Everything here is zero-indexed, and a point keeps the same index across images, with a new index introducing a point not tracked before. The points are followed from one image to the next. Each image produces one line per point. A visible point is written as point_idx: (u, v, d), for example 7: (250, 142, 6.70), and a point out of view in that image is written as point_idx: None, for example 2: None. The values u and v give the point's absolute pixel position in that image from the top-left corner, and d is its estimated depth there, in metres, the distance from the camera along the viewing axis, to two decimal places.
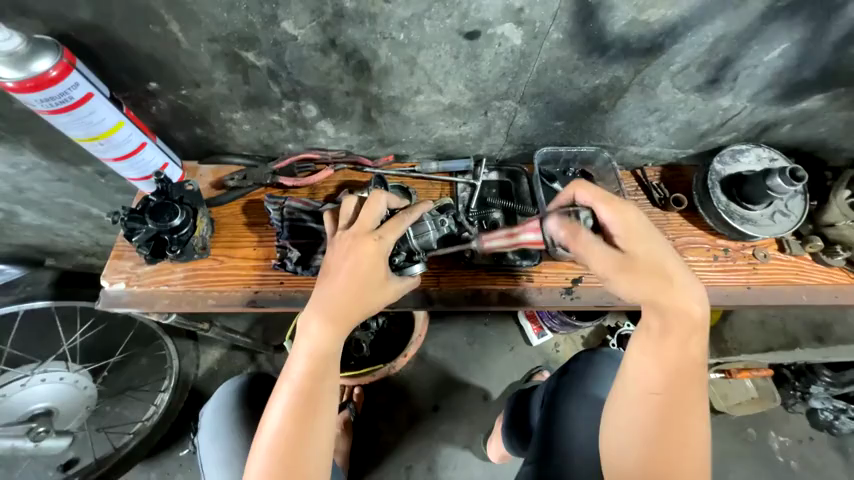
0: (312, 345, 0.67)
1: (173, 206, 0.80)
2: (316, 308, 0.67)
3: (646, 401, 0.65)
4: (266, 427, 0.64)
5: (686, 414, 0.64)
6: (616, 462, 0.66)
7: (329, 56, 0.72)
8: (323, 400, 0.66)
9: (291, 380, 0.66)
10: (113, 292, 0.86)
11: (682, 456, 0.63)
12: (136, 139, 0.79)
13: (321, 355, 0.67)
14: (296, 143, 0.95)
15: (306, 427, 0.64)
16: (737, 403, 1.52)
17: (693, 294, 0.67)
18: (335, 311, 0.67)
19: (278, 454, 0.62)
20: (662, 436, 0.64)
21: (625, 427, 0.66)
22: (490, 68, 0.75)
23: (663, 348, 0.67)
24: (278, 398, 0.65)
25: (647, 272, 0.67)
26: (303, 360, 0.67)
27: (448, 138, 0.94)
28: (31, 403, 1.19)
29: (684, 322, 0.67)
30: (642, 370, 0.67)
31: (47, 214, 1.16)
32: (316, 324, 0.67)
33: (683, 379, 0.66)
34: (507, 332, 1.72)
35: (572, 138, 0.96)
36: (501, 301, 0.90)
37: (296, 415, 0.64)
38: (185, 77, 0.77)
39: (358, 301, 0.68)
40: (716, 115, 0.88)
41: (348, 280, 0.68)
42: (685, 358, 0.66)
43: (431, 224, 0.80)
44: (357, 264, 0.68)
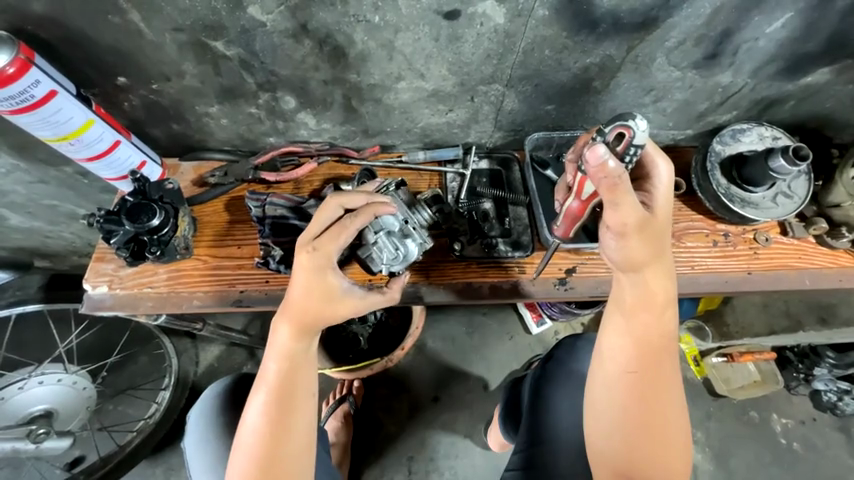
0: (283, 349, 0.65)
1: (151, 206, 0.78)
2: (284, 312, 0.65)
3: (625, 388, 0.64)
4: (245, 429, 0.64)
5: (666, 395, 0.64)
6: (601, 450, 0.65)
7: (302, 43, 0.68)
8: (301, 395, 0.65)
9: (264, 384, 0.65)
10: (97, 295, 0.84)
11: (662, 435, 0.63)
12: (109, 137, 0.76)
13: (293, 354, 0.65)
14: (277, 137, 0.92)
15: (283, 429, 0.64)
16: (740, 387, 1.52)
17: (663, 269, 0.65)
18: (303, 317, 0.64)
19: (258, 453, 0.63)
20: (640, 415, 0.64)
21: (604, 416, 0.65)
22: (473, 50, 0.70)
23: (637, 325, 0.65)
24: (253, 400, 0.65)
25: (650, 232, 0.61)
26: (274, 363, 0.65)
27: (434, 126, 0.90)
28: (31, 405, 1.21)
29: (652, 302, 0.65)
30: (619, 349, 0.65)
31: (34, 216, 1.15)
32: (284, 327, 0.65)
33: (657, 359, 0.65)
34: (505, 321, 1.72)
35: (564, 122, 0.91)
36: (493, 294, 0.87)
37: (272, 414, 0.64)
38: (154, 71, 0.73)
39: (319, 307, 0.64)
40: (716, 93, 0.84)
41: (303, 286, 0.63)
42: (659, 336, 0.65)
43: (399, 246, 0.76)
44: (301, 271, 0.63)
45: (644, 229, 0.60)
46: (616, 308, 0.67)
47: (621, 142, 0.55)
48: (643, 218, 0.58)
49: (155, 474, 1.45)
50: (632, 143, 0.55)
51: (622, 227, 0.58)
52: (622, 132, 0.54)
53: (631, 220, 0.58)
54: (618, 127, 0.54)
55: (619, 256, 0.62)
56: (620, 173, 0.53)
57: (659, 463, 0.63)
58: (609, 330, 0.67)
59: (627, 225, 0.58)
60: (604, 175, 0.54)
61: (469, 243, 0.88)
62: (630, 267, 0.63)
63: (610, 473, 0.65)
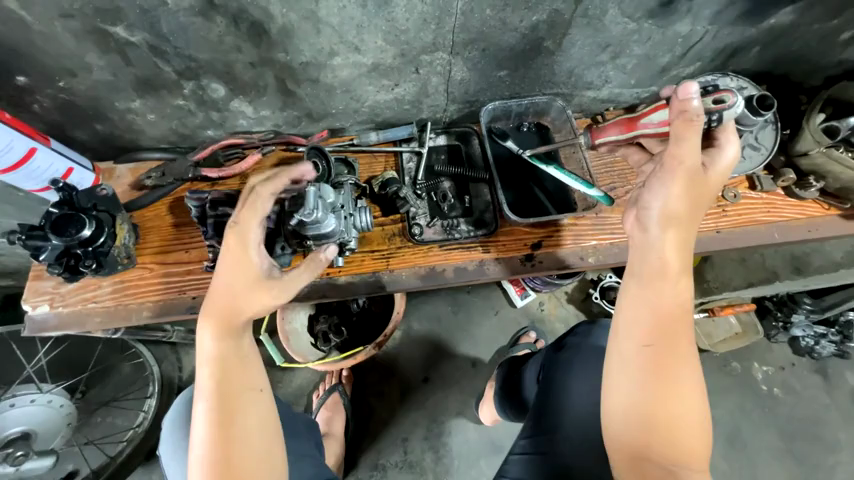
0: (212, 351, 0.63)
1: (79, 217, 0.72)
2: (208, 314, 0.63)
3: (644, 361, 0.59)
4: (194, 443, 0.61)
5: (685, 369, 0.58)
6: (619, 426, 0.59)
7: (214, 21, 0.61)
8: (242, 396, 0.63)
9: (202, 393, 0.62)
10: (39, 316, 0.79)
11: (681, 411, 0.57)
12: (21, 145, 0.69)
13: (222, 358, 0.63)
14: (216, 129, 0.85)
15: (231, 434, 0.61)
16: (721, 340, 1.56)
17: (687, 234, 0.61)
18: (227, 310, 0.63)
19: (212, 465, 0.59)
20: (662, 389, 0.58)
21: (620, 393, 0.59)
22: (407, 15, 0.64)
23: (652, 294, 0.60)
24: (195, 413, 0.61)
25: (697, 188, 0.60)
26: (207, 369, 0.63)
27: (383, 104, 0.84)
28: (6, 427, 1.18)
29: (659, 271, 0.61)
30: (635, 318, 0.61)
31: None
32: (207, 330, 0.63)
33: (678, 330, 0.59)
34: (490, 297, 1.72)
35: (521, 88, 0.86)
36: (459, 276, 0.83)
37: (215, 423, 0.60)
38: (55, 66, 0.65)
39: (243, 295, 0.63)
40: (677, 44, 0.78)
41: (228, 274, 0.63)
42: (679, 306, 0.60)
43: (321, 210, 0.67)
44: (227, 260, 0.63)
45: (691, 180, 0.59)
46: (631, 279, 0.62)
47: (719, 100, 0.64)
48: (696, 168, 0.59)
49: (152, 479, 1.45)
50: (721, 111, 0.63)
51: (681, 162, 0.58)
52: (726, 98, 0.64)
53: (689, 162, 0.58)
54: (726, 93, 0.64)
55: (676, 204, 0.60)
56: (701, 112, 0.56)
57: (681, 441, 0.57)
58: (626, 298, 0.62)
59: (684, 166, 0.58)
60: (681, 110, 0.56)
61: (429, 225, 0.85)
62: (666, 222, 0.60)
63: (631, 453, 0.57)
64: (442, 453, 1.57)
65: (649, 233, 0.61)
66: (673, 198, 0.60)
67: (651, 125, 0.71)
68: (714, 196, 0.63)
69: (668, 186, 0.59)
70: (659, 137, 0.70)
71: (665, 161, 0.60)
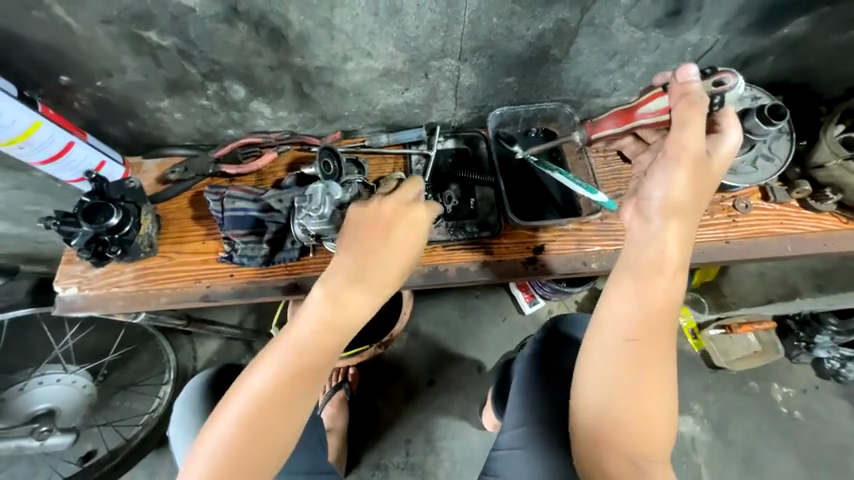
0: (325, 323, 0.62)
1: (108, 206, 0.78)
2: (342, 280, 0.63)
3: (627, 352, 0.59)
4: (235, 405, 0.59)
5: (662, 364, 0.60)
6: (593, 413, 0.59)
7: (236, 27, 0.66)
8: (302, 394, 0.60)
9: (283, 360, 0.61)
10: (68, 297, 0.85)
11: (652, 406, 0.59)
12: (60, 139, 0.76)
13: (331, 335, 0.62)
14: (236, 129, 0.90)
15: (285, 419, 0.60)
16: (738, 358, 1.51)
17: (685, 230, 0.61)
18: (365, 288, 0.63)
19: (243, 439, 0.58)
20: (638, 383, 0.58)
21: (599, 381, 0.59)
22: (416, 23, 0.67)
23: (644, 288, 0.60)
24: (263, 369, 0.60)
25: (700, 177, 0.60)
26: (309, 338, 0.62)
27: (394, 108, 0.88)
28: (35, 402, 1.26)
29: (656, 265, 0.60)
30: (626, 310, 0.60)
31: (19, 223, 1.18)
32: (336, 300, 0.62)
33: (661, 325, 0.60)
34: (498, 302, 1.72)
35: (529, 94, 0.87)
36: (461, 277, 0.85)
37: (277, 402, 0.59)
38: (94, 67, 0.71)
39: (382, 282, 0.64)
40: (687, 53, 0.78)
41: (379, 261, 0.63)
42: (668, 304, 0.60)
43: (328, 205, 0.72)
44: (400, 241, 0.64)
45: (696, 169, 0.60)
46: (625, 269, 0.62)
47: (720, 81, 0.62)
48: (699, 153, 0.60)
49: (163, 463, 1.50)
50: (725, 92, 0.62)
51: (680, 146, 0.60)
52: (725, 79, 0.62)
53: (691, 148, 0.60)
54: (725, 73, 0.62)
55: (683, 188, 0.60)
56: (702, 94, 0.60)
57: (649, 434, 0.58)
58: (618, 289, 0.61)
59: (686, 150, 0.59)
60: (683, 92, 0.62)
61: (433, 225, 0.87)
62: (668, 213, 0.60)
63: (601, 439, 0.59)
64: (444, 457, 1.57)
65: (648, 223, 0.61)
66: (678, 185, 0.60)
67: (649, 115, 0.68)
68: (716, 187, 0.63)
69: (666, 171, 0.60)
70: (658, 125, 0.67)
71: (668, 147, 0.61)
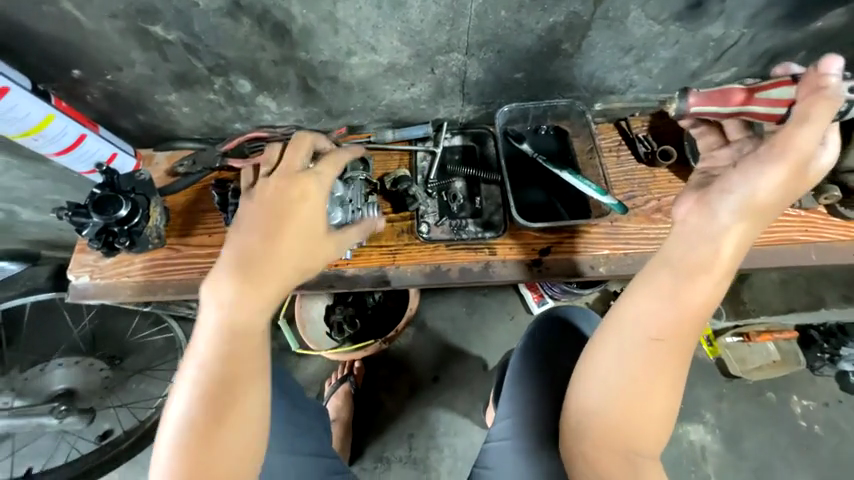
0: (225, 311, 0.62)
1: (117, 198, 0.79)
2: (230, 263, 0.63)
3: (648, 349, 0.57)
4: (171, 414, 0.60)
5: (681, 363, 0.58)
6: (597, 407, 0.58)
7: (240, 22, 0.65)
8: (245, 381, 0.61)
9: (197, 358, 0.61)
10: (80, 285, 0.87)
11: (658, 410, 0.57)
12: (73, 131, 0.78)
13: (234, 323, 0.62)
14: (243, 123, 0.91)
15: (219, 420, 0.59)
16: (756, 367, 1.45)
17: (747, 233, 0.57)
18: (248, 264, 0.62)
19: (186, 446, 0.58)
20: (650, 384, 0.57)
21: (609, 376, 0.58)
22: (422, 16, 0.65)
23: (681, 290, 0.57)
24: (185, 375, 0.61)
25: (791, 180, 0.55)
26: (209, 333, 0.62)
27: (400, 103, 0.86)
28: (55, 382, 1.33)
29: (702, 267, 0.57)
30: (654, 310, 0.58)
31: (41, 211, 1.23)
32: (228, 283, 0.62)
33: (694, 326, 0.58)
34: (506, 301, 1.71)
35: (539, 91, 0.85)
36: (463, 277, 0.83)
37: (205, 402, 0.59)
38: (104, 61, 0.72)
39: (277, 254, 0.63)
40: (709, 48, 0.74)
41: (253, 232, 0.63)
42: (699, 310, 0.58)
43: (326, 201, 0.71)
44: (287, 202, 0.64)
45: (796, 170, 0.55)
46: (667, 266, 0.59)
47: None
48: (811, 153, 0.54)
49: None
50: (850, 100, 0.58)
51: (797, 142, 0.53)
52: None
53: (803, 147, 0.54)
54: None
55: (771, 188, 0.55)
56: (839, 93, 0.54)
57: (648, 437, 0.57)
58: (647, 286, 0.59)
59: (798, 147, 0.54)
60: (817, 82, 0.55)
61: (437, 224, 0.85)
62: (744, 213, 0.56)
63: (603, 435, 0.57)
64: (447, 453, 1.57)
65: (711, 221, 0.57)
66: (765, 184, 0.55)
67: (765, 102, 0.61)
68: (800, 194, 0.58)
69: (768, 165, 0.55)
70: (767, 119, 0.62)
71: (777, 139, 0.55)
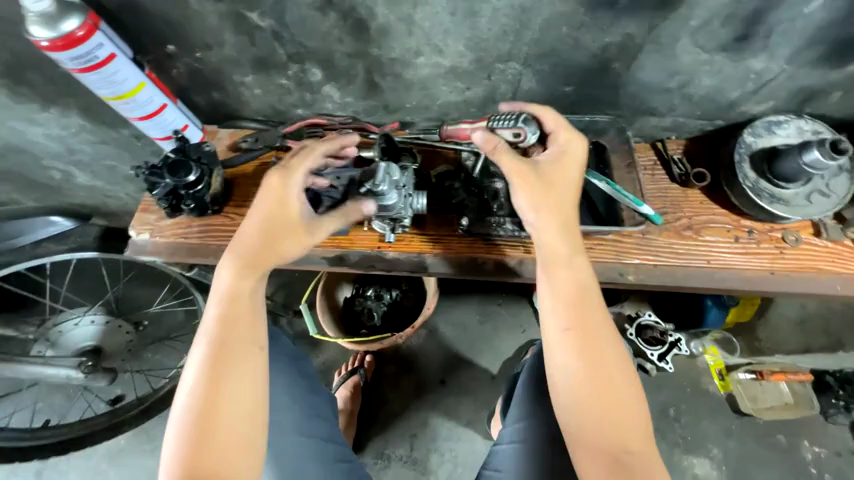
0: (224, 290, 0.69)
1: (188, 164, 0.86)
2: (232, 251, 0.70)
3: (572, 356, 0.67)
4: (181, 390, 0.65)
5: (603, 352, 0.67)
6: (568, 408, 0.67)
7: (327, 16, 0.73)
8: (237, 351, 0.66)
9: (201, 337, 0.67)
10: (140, 241, 0.94)
11: (612, 393, 0.66)
12: (157, 100, 0.86)
13: (235, 295, 0.69)
14: (305, 109, 0.98)
15: (219, 385, 0.64)
16: (769, 407, 1.45)
17: (559, 221, 0.72)
18: (246, 249, 0.69)
19: (193, 416, 0.63)
20: (593, 373, 0.66)
21: (564, 378, 0.67)
22: (490, 26, 0.72)
23: (558, 283, 0.69)
24: (191, 354, 0.66)
25: (546, 182, 0.72)
26: (214, 306, 0.68)
27: (452, 105, 0.93)
28: (82, 340, 1.39)
29: (562, 259, 0.71)
30: (558, 308, 0.69)
31: (96, 176, 1.32)
32: (229, 268, 0.69)
33: (586, 314, 0.68)
34: (519, 313, 1.74)
35: (583, 106, 0.91)
36: (496, 270, 0.88)
37: (206, 372, 0.64)
38: (198, 40, 0.81)
39: (274, 233, 0.70)
40: (749, 80, 0.80)
41: (257, 219, 0.70)
42: (585, 292, 0.70)
43: (387, 185, 0.75)
44: (270, 191, 0.71)
45: (529, 174, 0.71)
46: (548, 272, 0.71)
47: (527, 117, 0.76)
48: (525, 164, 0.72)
49: None
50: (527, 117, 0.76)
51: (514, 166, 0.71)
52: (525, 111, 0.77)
53: (514, 166, 0.72)
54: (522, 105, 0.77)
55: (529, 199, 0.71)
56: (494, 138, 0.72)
57: (617, 420, 0.65)
58: (543, 292, 0.71)
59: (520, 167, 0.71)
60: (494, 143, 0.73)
61: (477, 220, 0.89)
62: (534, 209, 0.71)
63: (583, 431, 0.66)
64: (447, 458, 1.58)
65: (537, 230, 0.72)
66: (522, 194, 0.71)
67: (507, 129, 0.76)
68: (571, 180, 0.73)
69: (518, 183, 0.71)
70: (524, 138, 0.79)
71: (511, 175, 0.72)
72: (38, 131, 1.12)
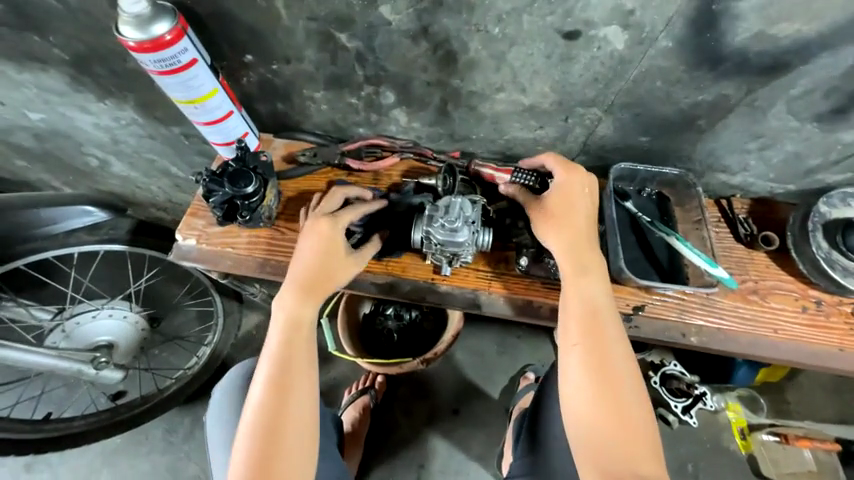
0: (284, 313, 0.72)
1: (249, 174, 0.84)
2: (289, 279, 0.74)
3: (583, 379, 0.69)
4: (249, 405, 0.68)
5: (613, 370, 0.68)
6: (583, 425, 0.68)
7: (418, 44, 0.72)
8: (299, 369, 0.70)
9: (267, 355, 0.71)
10: (185, 247, 0.91)
11: (623, 411, 0.67)
12: (225, 107, 0.84)
13: (298, 320, 0.73)
14: (367, 128, 0.96)
15: (285, 398, 0.68)
16: (791, 474, 1.39)
17: (571, 239, 0.75)
18: (306, 279, 0.74)
19: (261, 428, 0.66)
20: (604, 391, 0.68)
21: (576, 394, 0.69)
22: (583, 71, 0.71)
23: (569, 298, 0.73)
24: (256, 374, 0.70)
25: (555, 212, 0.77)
26: (277, 329, 0.72)
27: (519, 141, 0.91)
28: (98, 333, 1.33)
29: (575, 276, 0.73)
30: (569, 320, 0.72)
31: (133, 167, 1.27)
32: (289, 295, 0.73)
33: (597, 327, 0.71)
34: (540, 349, 1.68)
35: (654, 156, 0.88)
36: (552, 316, 0.85)
37: (274, 387, 0.68)
38: (278, 52, 0.80)
39: (328, 266, 0.75)
40: (833, 150, 0.79)
41: (310, 251, 0.75)
42: (597, 307, 0.72)
43: (460, 222, 0.77)
44: (315, 235, 0.75)
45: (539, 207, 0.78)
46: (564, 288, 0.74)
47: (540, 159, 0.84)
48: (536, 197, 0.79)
49: (183, 423, 1.49)
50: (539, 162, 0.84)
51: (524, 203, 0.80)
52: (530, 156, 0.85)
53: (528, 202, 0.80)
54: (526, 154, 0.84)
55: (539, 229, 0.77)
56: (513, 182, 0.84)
57: (631, 440, 0.66)
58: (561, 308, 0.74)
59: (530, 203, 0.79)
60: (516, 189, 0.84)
61: (535, 261, 0.86)
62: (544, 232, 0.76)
63: (598, 450, 0.66)
64: None
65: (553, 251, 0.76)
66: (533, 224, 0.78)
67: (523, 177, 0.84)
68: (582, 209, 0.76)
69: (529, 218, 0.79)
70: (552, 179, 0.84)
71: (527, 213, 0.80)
72: (88, 120, 1.09)
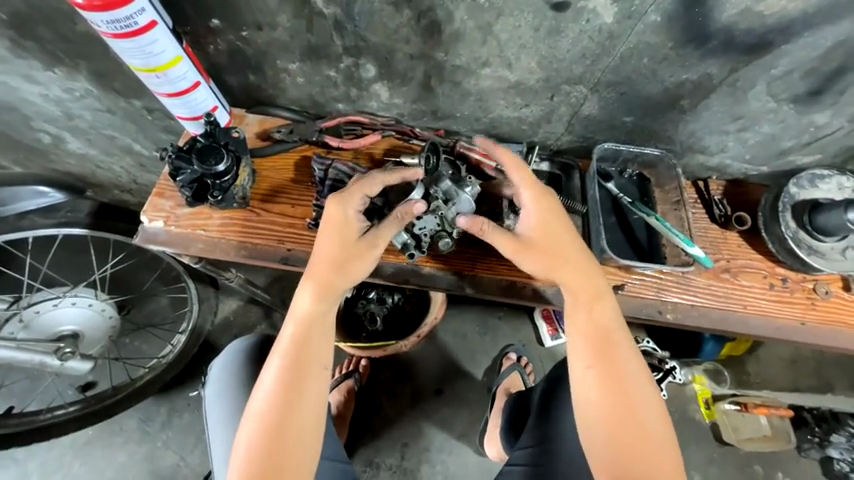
0: (301, 311, 0.71)
1: (220, 151, 0.79)
2: (307, 276, 0.71)
3: (590, 376, 0.71)
4: (257, 395, 0.68)
5: (623, 371, 0.70)
6: (586, 411, 0.70)
7: (401, 12, 0.68)
8: (313, 369, 0.69)
9: (280, 350, 0.69)
10: (152, 229, 0.86)
11: (631, 408, 0.68)
12: (191, 77, 0.77)
13: (313, 317, 0.71)
14: (346, 104, 0.92)
15: (294, 396, 0.67)
16: (748, 438, 1.48)
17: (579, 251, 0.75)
18: (319, 276, 0.71)
19: (267, 421, 0.66)
20: (613, 388, 0.69)
21: (583, 386, 0.71)
22: (570, 46, 0.69)
23: (583, 306, 0.73)
24: (269, 363, 0.69)
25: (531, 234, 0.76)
26: (291, 326, 0.71)
27: (504, 120, 0.88)
28: (61, 323, 1.23)
29: (590, 286, 0.74)
30: (583, 324, 0.73)
31: (91, 144, 1.17)
32: (305, 292, 0.71)
33: (608, 333, 0.72)
34: (520, 329, 1.71)
35: (637, 136, 0.89)
36: (535, 297, 0.86)
37: (283, 383, 0.68)
38: (249, 17, 0.74)
39: (338, 261, 0.71)
40: (806, 132, 0.81)
41: (327, 246, 0.71)
42: (612, 320, 0.73)
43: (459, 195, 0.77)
44: (328, 221, 0.72)
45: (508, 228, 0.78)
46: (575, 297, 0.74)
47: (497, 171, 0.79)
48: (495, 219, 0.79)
49: (159, 413, 1.44)
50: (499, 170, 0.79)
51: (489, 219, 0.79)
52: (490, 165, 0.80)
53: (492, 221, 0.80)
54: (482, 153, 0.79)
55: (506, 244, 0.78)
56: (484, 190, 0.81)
57: (637, 436, 0.67)
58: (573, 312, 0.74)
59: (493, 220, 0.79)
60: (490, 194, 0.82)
61: None
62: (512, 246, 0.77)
63: (601, 438, 0.69)
64: (437, 470, 1.55)
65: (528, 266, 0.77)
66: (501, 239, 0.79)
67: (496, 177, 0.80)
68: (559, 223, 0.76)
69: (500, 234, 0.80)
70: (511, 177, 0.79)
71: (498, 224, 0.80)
72: (35, 91, 0.99)
